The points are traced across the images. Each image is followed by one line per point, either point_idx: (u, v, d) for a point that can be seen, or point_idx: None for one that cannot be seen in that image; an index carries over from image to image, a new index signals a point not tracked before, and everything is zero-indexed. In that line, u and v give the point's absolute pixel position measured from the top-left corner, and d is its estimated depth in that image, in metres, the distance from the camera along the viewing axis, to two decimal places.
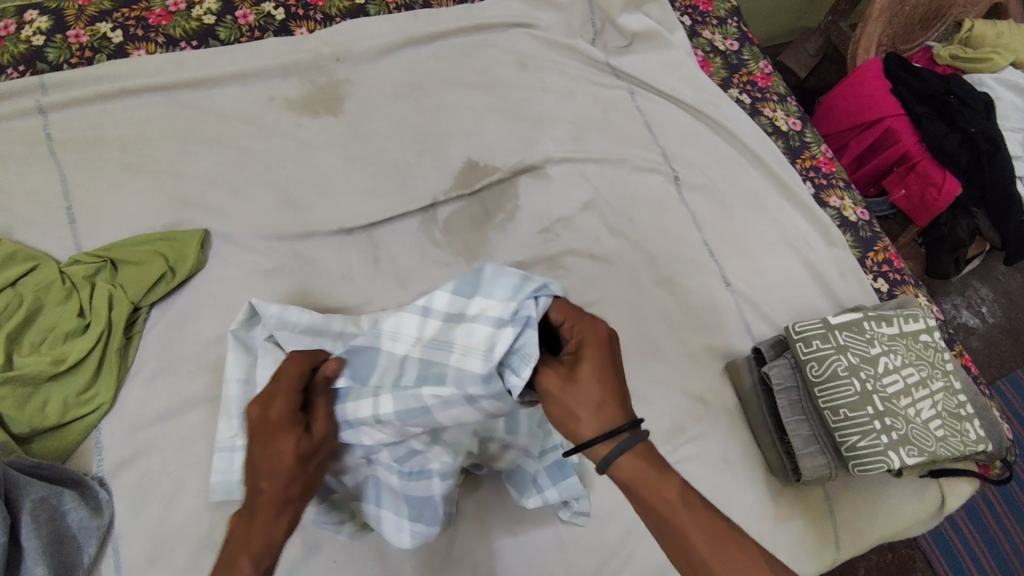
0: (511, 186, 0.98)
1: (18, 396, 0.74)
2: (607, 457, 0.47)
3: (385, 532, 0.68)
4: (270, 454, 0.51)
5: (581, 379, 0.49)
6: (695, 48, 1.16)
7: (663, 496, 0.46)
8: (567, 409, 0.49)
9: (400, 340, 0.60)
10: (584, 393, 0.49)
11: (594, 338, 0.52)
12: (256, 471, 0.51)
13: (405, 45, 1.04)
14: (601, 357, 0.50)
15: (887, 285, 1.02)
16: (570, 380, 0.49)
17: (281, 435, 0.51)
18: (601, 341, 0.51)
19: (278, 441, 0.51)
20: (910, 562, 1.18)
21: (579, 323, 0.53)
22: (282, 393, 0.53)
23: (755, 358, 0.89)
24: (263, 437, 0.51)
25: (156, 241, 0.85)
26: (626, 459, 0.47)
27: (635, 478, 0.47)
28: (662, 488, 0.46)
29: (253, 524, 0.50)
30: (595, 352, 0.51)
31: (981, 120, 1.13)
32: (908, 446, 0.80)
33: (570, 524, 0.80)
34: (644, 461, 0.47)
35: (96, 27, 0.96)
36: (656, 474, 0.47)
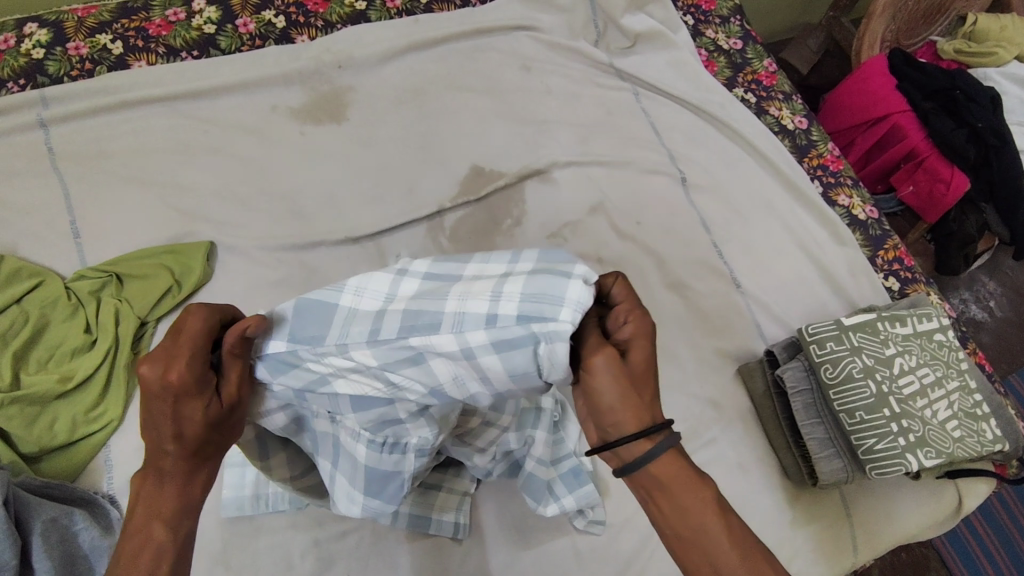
0: (518, 191, 0.97)
1: (26, 415, 0.74)
2: (641, 459, 0.50)
3: (334, 498, 0.61)
4: (182, 428, 0.48)
5: (631, 381, 0.50)
6: (699, 48, 1.15)
7: (696, 503, 0.49)
8: (612, 404, 0.49)
9: (369, 297, 0.51)
10: (632, 393, 0.49)
11: (645, 335, 0.51)
12: (165, 439, 0.49)
13: (408, 50, 1.03)
14: (648, 355, 0.50)
15: (898, 284, 1.01)
16: (624, 377, 0.49)
17: (191, 408, 0.48)
18: (648, 339, 0.51)
19: (185, 412, 0.48)
20: (924, 560, 1.18)
21: (636, 315, 0.51)
22: (184, 353, 0.48)
23: (768, 361, 0.89)
24: (170, 411, 0.48)
25: (162, 254, 0.85)
26: (660, 465, 0.50)
27: (669, 484, 0.50)
28: (692, 492, 0.50)
29: (165, 487, 0.50)
30: (645, 350, 0.51)
31: (988, 114, 1.12)
32: (926, 447, 0.79)
33: (585, 533, 0.79)
34: (677, 470, 0.50)
35: (95, 39, 0.95)
36: (691, 482, 0.50)
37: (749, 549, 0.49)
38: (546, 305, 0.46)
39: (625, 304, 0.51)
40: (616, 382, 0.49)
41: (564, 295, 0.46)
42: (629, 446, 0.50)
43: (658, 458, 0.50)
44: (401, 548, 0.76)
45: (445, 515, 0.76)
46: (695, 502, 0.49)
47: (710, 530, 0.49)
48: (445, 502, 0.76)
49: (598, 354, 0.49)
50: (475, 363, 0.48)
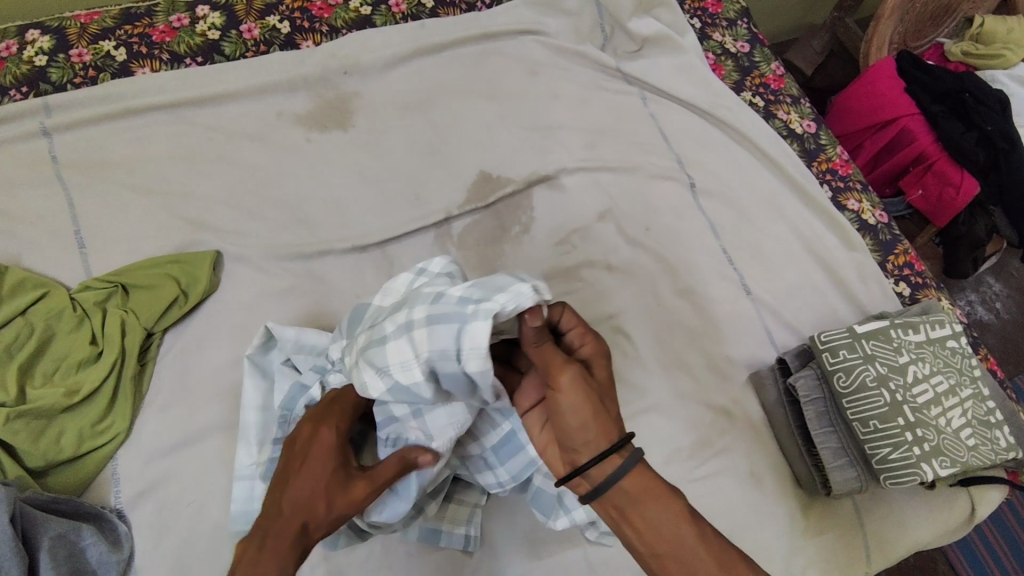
0: (526, 198, 0.96)
1: (33, 429, 0.73)
2: (610, 478, 0.48)
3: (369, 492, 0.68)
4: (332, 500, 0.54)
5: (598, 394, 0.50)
6: (706, 51, 1.14)
7: (664, 517, 0.47)
8: (584, 419, 0.49)
9: (390, 296, 0.63)
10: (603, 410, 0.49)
11: (603, 355, 0.54)
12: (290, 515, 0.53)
13: (413, 55, 1.02)
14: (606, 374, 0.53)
15: (909, 289, 1.01)
16: (593, 395, 0.49)
17: (354, 492, 0.55)
18: (603, 359, 0.54)
19: (341, 484, 0.55)
20: (932, 564, 1.18)
21: (590, 336, 0.54)
22: (339, 421, 0.59)
23: (780, 369, 0.88)
24: (331, 481, 0.55)
25: (167, 264, 0.84)
26: (629, 480, 0.48)
27: (638, 498, 0.48)
28: (665, 507, 0.48)
29: (263, 555, 0.51)
30: (603, 369, 0.53)
31: (998, 117, 1.09)
32: (940, 457, 0.78)
33: (597, 545, 0.78)
34: (644, 483, 0.48)
35: (99, 45, 0.94)
36: (658, 494, 0.48)
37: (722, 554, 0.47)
38: (484, 290, 0.51)
39: (578, 328, 0.54)
40: (584, 405, 0.49)
41: (502, 288, 0.51)
42: (599, 466, 0.49)
43: (624, 475, 0.48)
44: (412, 561, 0.75)
45: (456, 529, 0.75)
46: (662, 515, 0.47)
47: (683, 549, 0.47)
48: (456, 516, 0.75)
49: (565, 373, 0.49)
50: (414, 339, 0.52)
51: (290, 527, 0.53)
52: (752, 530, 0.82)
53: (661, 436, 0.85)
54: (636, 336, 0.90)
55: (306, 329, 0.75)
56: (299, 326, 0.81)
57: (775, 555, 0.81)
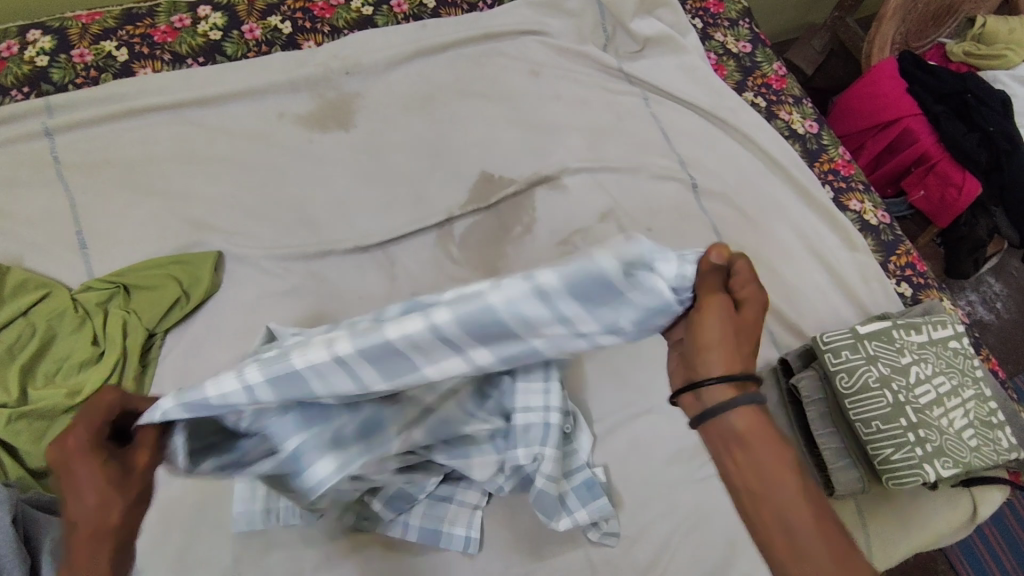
0: (527, 198, 0.96)
1: (34, 430, 0.73)
2: (721, 406, 0.49)
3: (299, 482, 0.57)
4: (125, 491, 0.47)
5: (736, 328, 0.50)
6: (707, 52, 1.14)
7: (770, 457, 0.48)
8: (710, 341, 0.50)
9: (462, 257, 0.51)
10: (734, 351, 0.50)
11: (760, 304, 0.52)
12: (100, 532, 0.47)
13: (415, 56, 1.02)
14: (756, 322, 0.52)
15: (911, 289, 1.00)
16: (731, 331, 0.50)
17: (135, 463, 0.48)
18: (758, 314, 0.52)
19: (135, 469, 0.48)
20: (932, 563, 1.18)
21: (751, 284, 0.52)
22: (89, 425, 0.47)
23: (782, 369, 0.88)
24: (105, 477, 0.47)
25: (169, 264, 0.83)
26: (741, 420, 0.49)
27: (745, 435, 0.49)
28: (775, 451, 0.48)
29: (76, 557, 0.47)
30: (754, 317, 0.52)
31: (999, 118, 1.11)
32: (943, 458, 0.78)
33: (598, 545, 0.78)
34: (758, 425, 0.49)
35: (100, 46, 0.94)
36: (770, 438, 0.49)
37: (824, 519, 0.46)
38: (638, 263, 0.46)
39: (743, 275, 0.52)
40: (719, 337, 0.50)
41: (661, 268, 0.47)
42: (718, 390, 0.50)
43: (741, 408, 0.49)
44: (415, 562, 0.75)
45: (456, 529, 0.75)
46: (765, 451, 0.48)
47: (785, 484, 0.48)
48: (457, 516, 0.75)
49: (715, 295, 0.50)
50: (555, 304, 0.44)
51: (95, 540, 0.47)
52: None
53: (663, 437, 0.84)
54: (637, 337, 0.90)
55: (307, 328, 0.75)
56: (301, 328, 0.81)
57: None
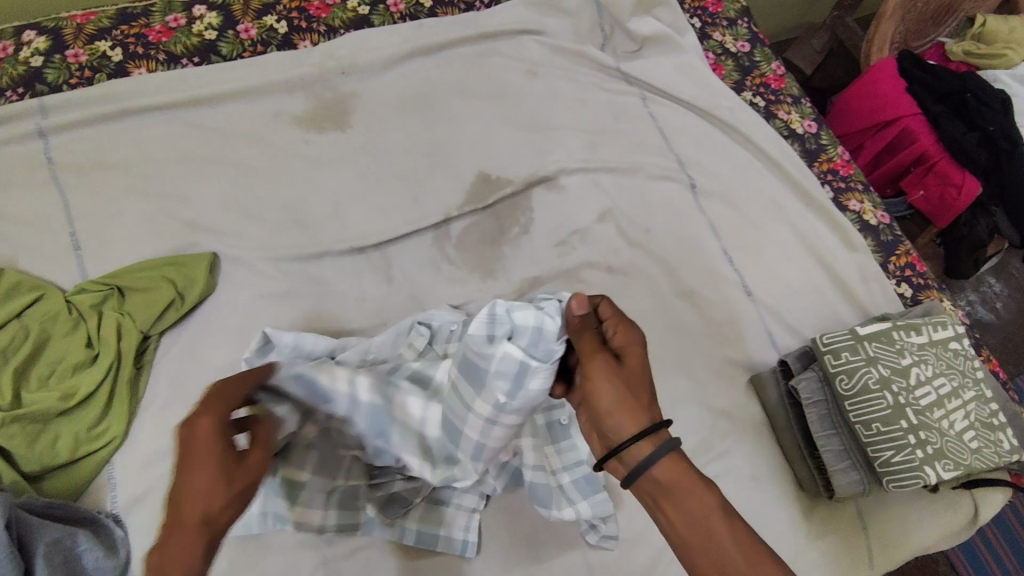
0: (525, 199, 0.95)
1: (27, 434, 0.72)
2: (641, 462, 0.52)
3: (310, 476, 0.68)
4: (243, 483, 0.50)
5: (627, 380, 0.55)
6: (706, 51, 1.13)
7: (696, 502, 0.50)
8: (609, 408, 0.54)
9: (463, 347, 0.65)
10: (630, 397, 0.54)
11: (637, 345, 0.58)
12: (206, 523, 0.48)
13: (412, 55, 1.01)
14: (642, 368, 0.56)
15: (911, 290, 1.00)
16: (621, 382, 0.54)
17: (252, 462, 0.52)
18: (642, 363, 0.57)
19: (252, 465, 0.52)
20: (933, 565, 1.17)
21: (623, 328, 0.59)
22: (218, 410, 0.52)
23: (782, 371, 0.87)
24: (228, 464, 0.50)
25: (164, 266, 0.83)
26: (661, 470, 0.52)
27: (670, 484, 0.51)
28: (697, 494, 0.51)
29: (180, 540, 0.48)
30: (638, 365, 0.56)
31: (1000, 118, 1.10)
32: (944, 459, 0.78)
33: (597, 548, 0.77)
34: (678, 470, 0.52)
35: (95, 46, 0.94)
36: (693, 483, 0.51)
37: (751, 543, 0.50)
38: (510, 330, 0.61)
39: (614, 321, 0.59)
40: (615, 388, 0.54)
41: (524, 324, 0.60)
42: (635, 448, 0.52)
43: (661, 457, 0.52)
44: (411, 565, 0.75)
45: (455, 533, 0.74)
46: (693, 497, 0.51)
47: (715, 529, 0.50)
48: (454, 519, 0.75)
49: (594, 357, 0.56)
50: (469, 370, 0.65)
51: (200, 531, 0.48)
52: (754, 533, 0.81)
53: None
54: None
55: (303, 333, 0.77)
56: (298, 331, 0.81)
57: None
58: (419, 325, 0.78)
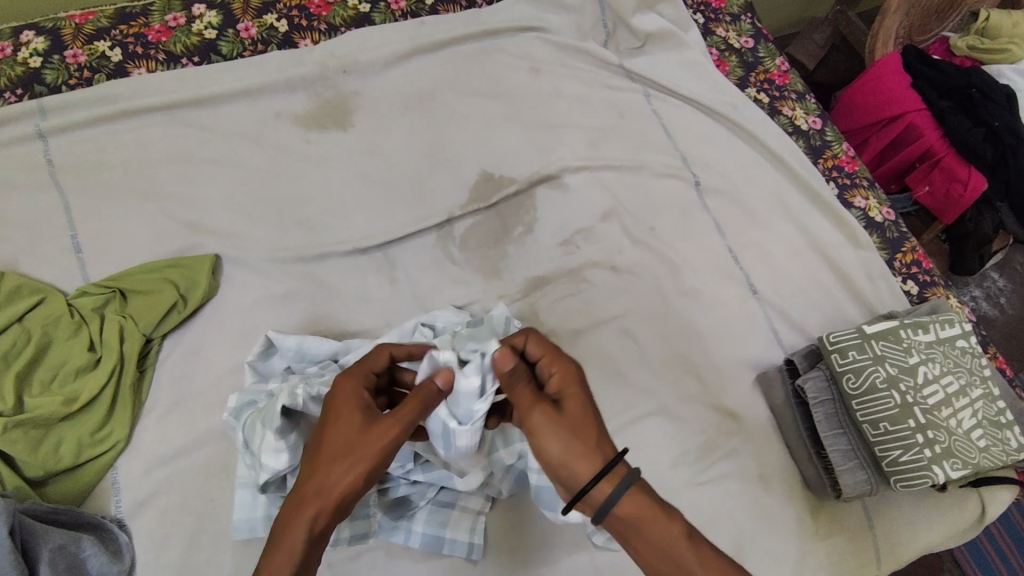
0: (528, 197, 0.95)
1: (30, 439, 0.72)
2: (604, 504, 0.51)
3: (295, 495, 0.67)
4: (364, 454, 0.53)
5: (568, 422, 0.54)
6: (709, 47, 1.12)
7: (664, 536, 0.50)
8: (562, 458, 0.52)
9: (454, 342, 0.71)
10: (577, 438, 0.53)
11: (572, 380, 0.57)
12: (326, 490, 0.52)
13: (413, 54, 1.00)
14: (582, 402, 0.55)
15: (917, 288, 0.99)
16: (563, 426, 0.53)
17: (381, 433, 0.53)
18: (582, 396, 0.56)
19: (379, 437, 0.53)
20: (938, 562, 1.17)
21: (556, 363, 0.58)
22: (353, 379, 0.58)
23: (788, 370, 0.87)
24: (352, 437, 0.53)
25: (166, 268, 0.82)
26: (623, 507, 0.50)
27: (636, 522, 0.50)
28: (665, 525, 0.50)
29: (307, 490, 0.52)
30: (579, 399, 0.56)
31: (1003, 112, 1.11)
32: (952, 459, 0.77)
33: (604, 550, 0.77)
34: (643, 506, 0.50)
35: (94, 46, 0.93)
36: (658, 516, 0.50)
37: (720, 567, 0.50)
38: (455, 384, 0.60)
39: (546, 355, 0.59)
40: (562, 431, 0.53)
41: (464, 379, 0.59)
42: (598, 487, 0.51)
43: (623, 495, 0.50)
44: (417, 568, 0.74)
45: (461, 534, 0.74)
46: (660, 531, 0.50)
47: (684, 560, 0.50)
48: (460, 521, 0.74)
49: (532, 410, 0.54)
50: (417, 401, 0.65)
51: (317, 496, 0.52)
52: (761, 533, 0.81)
53: (667, 440, 0.83)
54: (641, 337, 0.89)
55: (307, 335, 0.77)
56: (302, 334, 0.80)
57: (785, 559, 0.80)
58: (422, 326, 0.79)
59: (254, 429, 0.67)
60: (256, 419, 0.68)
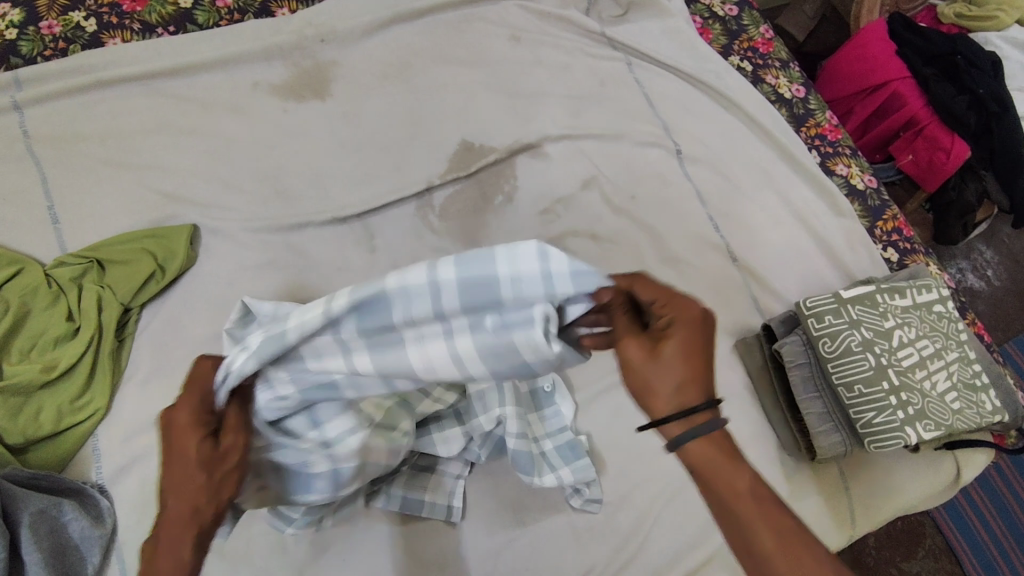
0: (508, 166, 0.94)
1: (10, 406, 0.72)
2: (677, 441, 0.47)
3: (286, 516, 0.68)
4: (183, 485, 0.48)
5: (654, 371, 0.47)
6: (693, 15, 1.11)
7: (731, 489, 0.47)
8: (642, 386, 0.48)
9: None
10: (654, 385, 0.47)
11: (689, 328, 0.47)
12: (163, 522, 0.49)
13: (391, 22, 1.00)
14: (687, 339, 0.47)
15: (897, 255, 1.00)
16: (649, 371, 0.47)
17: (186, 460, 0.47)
18: (695, 322, 0.48)
19: (190, 460, 0.47)
20: (920, 527, 1.20)
21: (675, 315, 0.48)
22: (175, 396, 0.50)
23: (766, 336, 0.87)
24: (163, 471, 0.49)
25: (143, 238, 0.82)
26: (697, 448, 0.47)
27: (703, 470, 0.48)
28: (735, 485, 0.47)
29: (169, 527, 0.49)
30: (685, 330, 0.47)
31: (988, 81, 1.09)
32: (925, 420, 0.78)
33: (583, 512, 0.78)
34: (718, 458, 0.47)
35: (68, 16, 0.92)
36: (729, 468, 0.47)
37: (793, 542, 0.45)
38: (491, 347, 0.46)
39: (661, 296, 0.48)
40: (652, 367, 0.47)
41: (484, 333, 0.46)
42: (676, 424, 0.47)
43: (703, 437, 0.47)
44: (398, 531, 0.75)
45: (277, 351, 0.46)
46: (744, 484, 0.47)
47: (756, 532, 0.46)
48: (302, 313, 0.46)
49: (630, 340, 0.48)
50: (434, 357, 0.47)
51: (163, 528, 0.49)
52: None
53: None
54: None
55: (284, 303, 0.78)
56: (279, 301, 0.80)
57: None
58: None
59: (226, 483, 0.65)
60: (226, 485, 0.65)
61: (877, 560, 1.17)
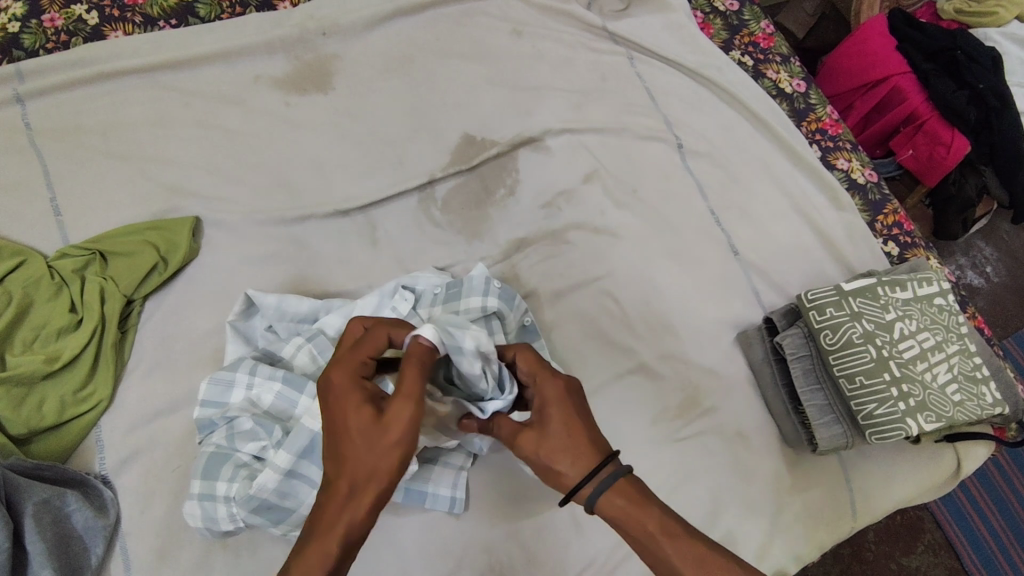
0: (510, 159, 0.95)
1: (14, 397, 0.72)
2: (593, 494, 0.52)
3: (269, 515, 0.66)
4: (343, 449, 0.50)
5: (558, 437, 0.54)
6: (694, 9, 1.11)
7: (641, 527, 0.50)
8: (557, 460, 0.54)
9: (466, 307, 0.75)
10: (568, 438, 0.54)
11: (559, 386, 0.57)
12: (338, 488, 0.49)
13: (393, 16, 1.00)
14: (572, 407, 0.56)
15: (898, 249, 1.00)
16: (554, 438, 0.54)
17: (347, 420, 0.51)
18: (564, 387, 0.57)
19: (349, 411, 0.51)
20: (919, 522, 1.20)
21: (541, 375, 0.58)
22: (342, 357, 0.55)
23: (767, 328, 0.88)
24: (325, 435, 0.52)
25: (146, 231, 0.82)
26: (611, 496, 0.51)
27: (620, 513, 0.51)
28: (643, 518, 0.50)
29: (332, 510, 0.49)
30: (563, 401, 0.56)
31: (989, 75, 1.09)
32: (926, 412, 0.78)
33: (584, 503, 0.78)
34: (626, 499, 0.51)
35: (71, 10, 0.92)
36: (638, 507, 0.51)
37: (701, 558, 0.49)
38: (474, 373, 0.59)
39: (532, 369, 0.60)
40: (546, 440, 0.54)
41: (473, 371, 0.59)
42: (586, 483, 0.52)
43: (608, 488, 0.52)
44: (401, 523, 0.75)
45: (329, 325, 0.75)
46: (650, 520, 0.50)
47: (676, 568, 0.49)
48: (341, 303, 0.79)
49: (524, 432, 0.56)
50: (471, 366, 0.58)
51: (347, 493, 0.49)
52: (740, 486, 0.82)
53: (647, 397, 0.84)
54: (623, 296, 0.89)
55: (287, 294, 0.78)
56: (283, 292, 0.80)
57: (763, 511, 0.82)
58: (403, 289, 0.78)
59: (218, 488, 0.67)
60: (217, 490, 0.67)
61: (877, 555, 1.17)
